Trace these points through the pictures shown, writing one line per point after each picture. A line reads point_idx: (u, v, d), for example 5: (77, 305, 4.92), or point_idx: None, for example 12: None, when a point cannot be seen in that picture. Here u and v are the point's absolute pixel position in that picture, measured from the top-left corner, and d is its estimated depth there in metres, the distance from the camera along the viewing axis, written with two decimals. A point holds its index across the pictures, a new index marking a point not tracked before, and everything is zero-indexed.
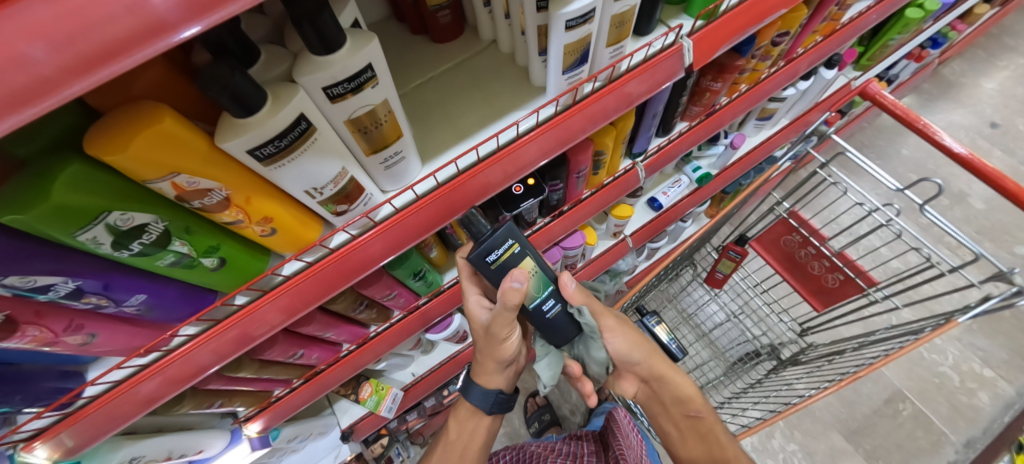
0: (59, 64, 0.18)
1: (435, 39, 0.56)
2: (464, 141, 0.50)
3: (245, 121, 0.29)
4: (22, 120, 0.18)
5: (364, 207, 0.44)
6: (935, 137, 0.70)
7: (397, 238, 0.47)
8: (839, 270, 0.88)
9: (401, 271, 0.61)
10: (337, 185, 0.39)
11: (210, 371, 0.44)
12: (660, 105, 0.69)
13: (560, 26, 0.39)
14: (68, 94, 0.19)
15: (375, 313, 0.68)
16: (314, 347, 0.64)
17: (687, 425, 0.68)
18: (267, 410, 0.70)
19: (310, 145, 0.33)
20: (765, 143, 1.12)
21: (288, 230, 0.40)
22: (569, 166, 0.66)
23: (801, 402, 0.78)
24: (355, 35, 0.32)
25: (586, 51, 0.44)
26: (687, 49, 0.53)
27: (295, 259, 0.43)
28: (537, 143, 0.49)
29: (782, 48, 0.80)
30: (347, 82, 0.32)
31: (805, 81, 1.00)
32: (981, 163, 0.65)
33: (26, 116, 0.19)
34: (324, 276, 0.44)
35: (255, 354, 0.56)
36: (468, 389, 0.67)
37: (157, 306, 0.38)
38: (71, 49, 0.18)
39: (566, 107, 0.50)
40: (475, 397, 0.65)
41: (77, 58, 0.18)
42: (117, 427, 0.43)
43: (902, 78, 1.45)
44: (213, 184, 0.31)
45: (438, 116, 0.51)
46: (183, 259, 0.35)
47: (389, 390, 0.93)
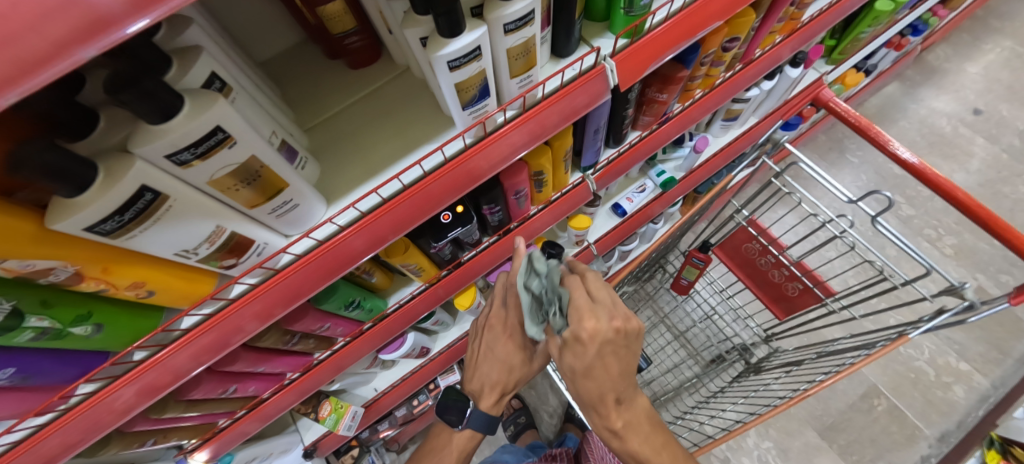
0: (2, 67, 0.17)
1: (351, 66, 0.53)
2: (371, 179, 0.47)
3: (76, 199, 0.28)
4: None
5: (258, 257, 0.42)
6: (883, 142, 0.68)
7: (303, 283, 0.45)
8: (798, 280, 0.88)
9: (330, 304, 0.60)
10: (213, 242, 0.37)
11: (189, 376, 0.44)
12: (601, 120, 0.66)
13: (442, 67, 0.36)
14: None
15: (314, 343, 0.68)
16: (249, 380, 0.63)
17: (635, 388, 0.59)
18: (213, 439, 0.69)
19: (164, 212, 0.32)
20: (731, 145, 1.09)
21: (170, 289, 0.38)
22: (505, 187, 0.64)
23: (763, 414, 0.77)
24: (197, 97, 0.30)
25: (486, 85, 0.41)
26: (611, 70, 0.51)
27: (188, 313, 0.41)
28: (509, 140, 0.48)
29: (735, 52, 0.76)
30: (193, 147, 0.30)
31: (769, 81, 0.96)
32: (931, 172, 0.62)
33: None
34: (307, 272, 0.44)
35: (180, 394, 0.55)
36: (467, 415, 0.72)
37: (34, 375, 0.36)
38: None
39: (477, 139, 0.47)
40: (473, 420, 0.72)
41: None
42: (73, 452, 0.42)
43: (882, 67, 1.39)
44: (55, 263, 0.29)
45: (346, 152, 0.49)
46: (48, 332, 0.33)
47: (349, 408, 0.92)
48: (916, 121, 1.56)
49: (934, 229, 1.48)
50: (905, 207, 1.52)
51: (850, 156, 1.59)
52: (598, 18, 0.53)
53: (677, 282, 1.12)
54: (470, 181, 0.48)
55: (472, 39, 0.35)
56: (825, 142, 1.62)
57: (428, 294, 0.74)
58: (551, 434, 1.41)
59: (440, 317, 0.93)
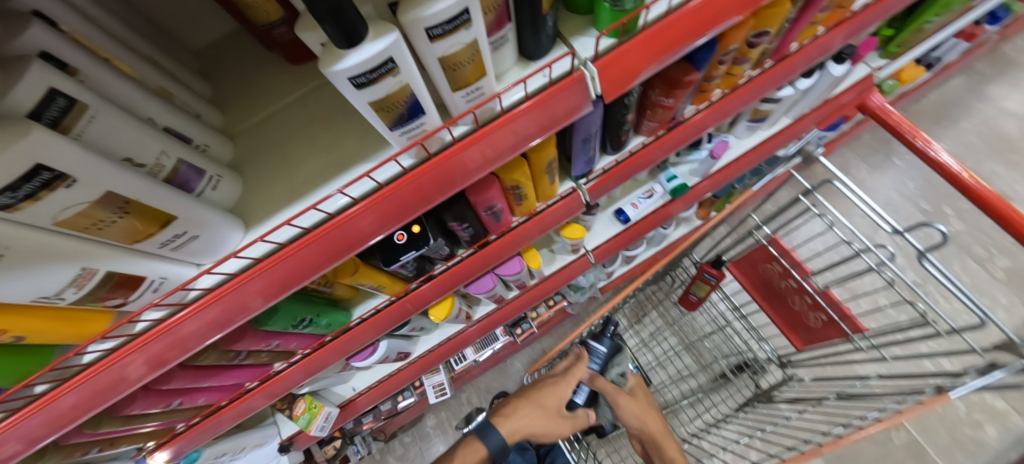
0: None
1: (287, 62, 0.45)
2: (294, 204, 0.40)
3: None
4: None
5: (156, 293, 0.37)
6: (928, 154, 0.56)
7: (212, 320, 0.39)
8: (822, 310, 0.75)
9: (276, 324, 0.54)
10: (83, 285, 0.32)
11: (216, 336, 0.40)
12: (590, 128, 0.56)
13: (344, 85, 0.28)
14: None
15: (268, 356, 0.63)
16: (197, 393, 0.60)
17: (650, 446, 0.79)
18: (171, 442, 0.68)
19: None
20: (756, 149, 0.96)
21: (47, 333, 0.33)
22: (473, 203, 0.55)
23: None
24: (9, 128, 0.23)
25: (416, 102, 0.33)
26: (592, 77, 0.41)
27: (82, 352, 0.37)
28: (526, 120, 0.41)
29: (765, 47, 0.64)
30: (12, 190, 0.24)
31: (806, 79, 0.82)
32: (992, 193, 0.51)
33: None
34: (307, 255, 0.39)
35: (116, 410, 0.52)
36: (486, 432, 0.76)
37: None
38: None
39: (423, 160, 0.40)
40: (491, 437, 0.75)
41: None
42: (121, 392, 0.40)
43: (948, 59, 1.20)
44: None
45: (271, 167, 0.42)
46: None
47: (322, 409, 0.89)
48: (980, 123, 1.36)
49: (986, 249, 1.30)
50: (955, 222, 1.34)
51: (897, 159, 1.40)
52: (581, 11, 0.43)
53: (686, 298, 1.02)
54: (457, 180, 0.41)
55: (378, 49, 0.27)
56: (870, 142, 1.44)
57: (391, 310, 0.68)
58: None
59: (417, 324, 0.88)
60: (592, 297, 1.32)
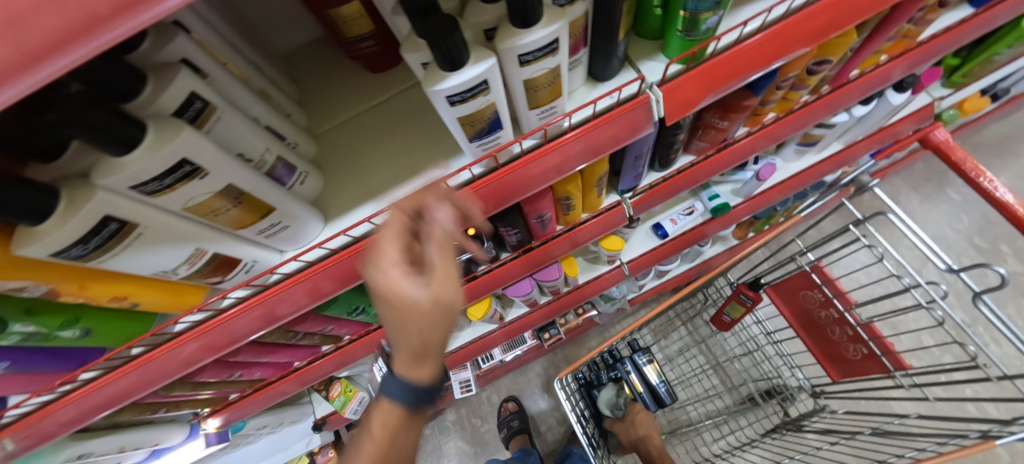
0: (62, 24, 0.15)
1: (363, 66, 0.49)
2: (370, 202, 0.44)
3: (40, 227, 0.27)
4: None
5: (246, 274, 0.41)
6: (992, 193, 0.55)
7: (290, 303, 0.43)
8: (863, 343, 0.73)
9: (334, 310, 0.58)
10: (194, 264, 0.36)
11: (245, 341, 0.45)
12: (643, 147, 0.58)
13: (441, 102, 0.31)
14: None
15: (320, 338, 0.68)
16: (255, 367, 0.65)
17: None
18: (224, 410, 0.73)
19: (135, 239, 0.30)
20: (804, 173, 0.94)
21: (155, 301, 0.38)
22: (526, 211, 0.58)
23: None
24: (163, 125, 0.27)
25: (497, 118, 0.36)
26: (656, 100, 0.43)
27: (178, 320, 0.41)
28: (587, 139, 0.42)
29: (824, 74, 0.64)
30: (160, 178, 0.28)
31: (862, 106, 0.81)
32: None
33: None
34: None
35: (187, 377, 0.57)
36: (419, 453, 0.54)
37: (29, 366, 0.38)
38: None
39: (490, 170, 0.42)
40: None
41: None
42: (148, 389, 0.45)
43: (1017, 91, 1.14)
44: (24, 283, 0.29)
45: (350, 166, 0.46)
46: (34, 335, 0.34)
47: (357, 393, 0.93)
48: None
49: None
50: (1012, 261, 1.27)
51: (952, 191, 1.34)
52: (650, 36, 0.44)
53: (718, 318, 1.01)
54: (520, 191, 0.43)
55: (477, 72, 0.30)
56: (923, 173, 1.38)
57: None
58: (557, 441, 1.38)
59: (453, 320, 0.91)
60: (620, 309, 1.32)
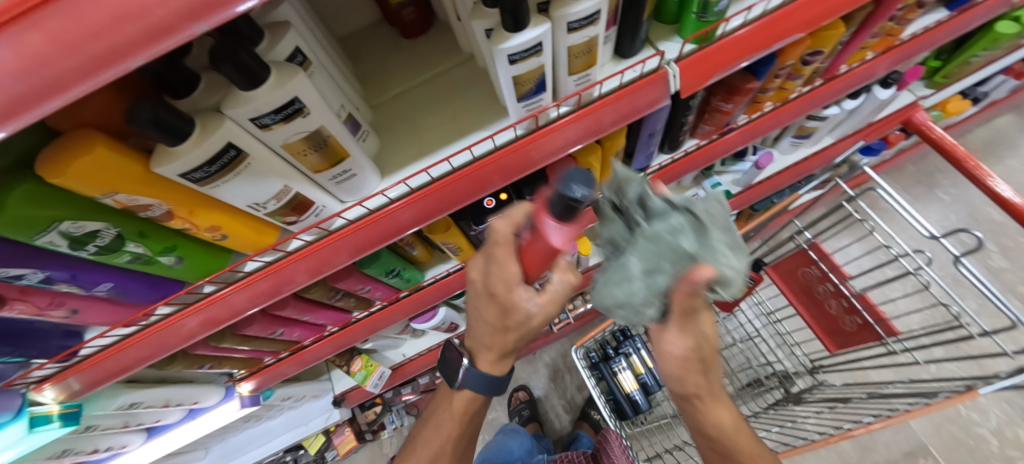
0: (171, 12, 0.21)
1: (404, 35, 0.56)
2: (423, 159, 0.49)
3: (176, 148, 0.32)
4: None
5: (315, 217, 0.47)
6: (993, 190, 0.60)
7: (351, 246, 0.48)
8: (857, 313, 0.82)
9: (373, 269, 0.64)
10: (281, 200, 0.41)
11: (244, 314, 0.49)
12: (657, 124, 0.64)
13: (503, 60, 0.37)
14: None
15: (355, 302, 0.73)
16: (294, 326, 0.69)
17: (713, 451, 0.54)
18: (258, 373, 0.78)
19: (244, 168, 0.36)
20: (800, 164, 1.02)
21: (240, 235, 0.43)
22: (550, 181, 0.64)
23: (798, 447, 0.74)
24: (282, 69, 0.33)
25: (543, 80, 0.42)
26: (672, 75, 0.49)
27: (252, 258, 0.46)
28: (616, 108, 0.49)
29: (818, 65, 0.71)
30: (275, 113, 0.34)
31: (852, 100, 0.88)
32: None
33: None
34: (445, 194, 0.48)
35: (236, 329, 0.62)
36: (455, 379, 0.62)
37: (126, 292, 0.43)
38: (73, 55, 0.21)
39: (528, 132, 0.48)
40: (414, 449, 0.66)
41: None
42: (158, 355, 0.50)
43: (995, 96, 1.24)
44: (152, 200, 0.34)
45: (404, 131, 0.51)
46: (141, 257, 0.39)
47: (378, 367, 0.98)
48: None
49: None
50: (997, 257, 1.33)
51: (940, 192, 1.42)
52: (667, 21, 0.51)
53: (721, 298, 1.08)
54: (556, 152, 0.49)
55: (534, 35, 0.36)
56: (912, 174, 1.46)
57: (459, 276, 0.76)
58: (564, 429, 1.42)
59: None
60: None
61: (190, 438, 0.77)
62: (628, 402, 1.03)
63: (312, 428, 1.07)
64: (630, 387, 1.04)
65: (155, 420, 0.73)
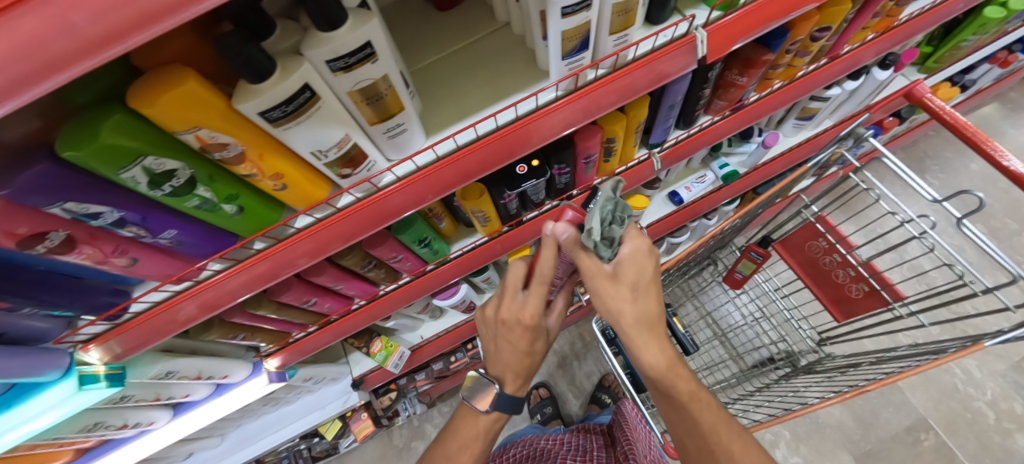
0: None
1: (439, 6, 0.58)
2: (466, 119, 0.51)
3: (257, 86, 0.34)
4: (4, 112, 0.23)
5: (367, 172, 0.48)
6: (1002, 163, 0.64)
7: (398, 203, 0.50)
8: (863, 281, 0.86)
9: (406, 237, 0.66)
10: (341, 149, 0.43)
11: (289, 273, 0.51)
12: (677, 96, 0.68)
13: (556, 13, 0.40)
14: (115, 50, 0.24)
15: (384, 273, 0.75)
16: (326, 296, 0.71)
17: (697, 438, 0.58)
18: (285, 349, 0.78)
19: (315, 111, 0.38)
20: (802, 145, 1.06)
21: (298, 186, 0.45)
22: (577, 150, 0.66)
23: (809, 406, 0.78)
24: (356, 14, 0.35)
25: (587, 37, 0.45)
26: (700, 40, 0.52)
27: (304, 213, 0.48)
28: (650, 69, 0.51)
29: (824, 43, 0.75)
30: (348, 57, 0.36)
31: (852, 81, 0.93)
32: None
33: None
34: (490, 150, 0.50)
35: (273, 295, 0.63)
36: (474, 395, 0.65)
37: (186, 241, 0.44)
38: None
39: (568, 92, 0.51)
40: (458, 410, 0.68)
41: (66, 51, 0.23)
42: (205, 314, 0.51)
43: (981, 84, 1.31)
44: (230, 140, 0.36)
45: (446, 94, 0.54)
46: (207, 203, 0.41)
47: (397, 348, 0.99)
48: (1012, 147, 1.45)
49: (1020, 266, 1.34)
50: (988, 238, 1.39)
51: (931, 177, 1.48)
52: None
53: (729, 276, 1.11)
54: (594, 111, 0.52)
55: None
56: (904, 161, 1.52)
57: (462, 261, 0.78)
58: (575, 414, 1.43)
59: (491, 275, 0.98)
60: None
61: (218, 414, 0.77)
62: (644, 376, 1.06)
63: (330, 412, 1.07)
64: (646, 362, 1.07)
65: (185, 395, 0.73)
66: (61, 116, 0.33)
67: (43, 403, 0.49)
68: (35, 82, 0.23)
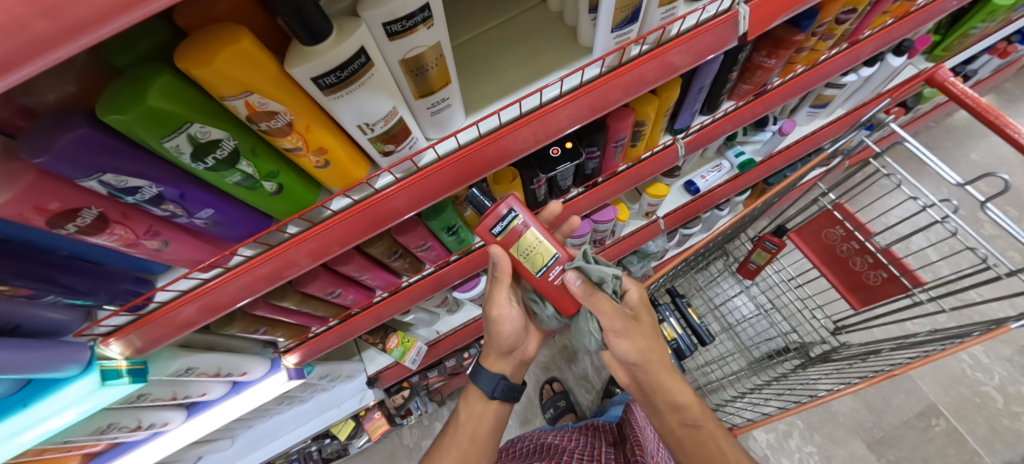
0: None
1: None
2: (507, 96, 0.50)
3: (312, 49, 0.32)
4: (60, 57, 0.21)
5: (408, 151, 0.47)
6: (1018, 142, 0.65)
7: (434, 186, 0.49)
8: (882, 268, 0.86)
9: (435, 223, 0.64)
10: (387, 123, 0.41)
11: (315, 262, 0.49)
12: (707, 78, 0.67)
13: None
14: None
15: (409, 263, 0.73)
16: (350, 287, 0.69)
17: (684, 433, 0.65)
18: (304, 345, 0.76)
19: (367, 79, 0.36)
20: (816, 133, 1.06)
21: (339, 164, 0.43)
22: (608, 132, 0.64)
23: (832, 394, 0.77)
24: None
25: (638, 9, 0.44)
26: (744, 16, 0.50)
27: (342, 194, 0.46)
28: (695, 45, 0.50)
29: (847, 27, 0.76)
30: (405, 20, 0.34)
31: (867, 68, 0.93)
32: None
33: (22, 76, 0.21)
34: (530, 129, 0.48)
35: (299, 285, 0.60)
36: (477, 375, 0.70)
37: (222, 222, 0.42)
38: None
39: (612, 68, 0.50)
40: (482, 382, 0.69)
41: None
42: (230, 306, 0.48)
43: (981, 74, 1.34)
44: (280, 108, 0.34)
45: (484, 70, 0.52)
46: (248, 179, 0.38)
47: (414, 343, 0.96)
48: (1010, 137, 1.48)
49: None
50: None
51: None
52: None
53: (744, 266, 1.10)
54: (631, 89, 0.51)
55: None
56: None
57: (463, 263, 0.75)
58: (588, 408, 1.42)
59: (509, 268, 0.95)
60: (643, 276, 1.38)
61: (236, 413, 0.74)
62: None
63: (345, 410, 1.05)
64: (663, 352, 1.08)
65: (201, 394, 0.70)
66: (99, 80, 0.31)
67: (64, 400, 0.46)
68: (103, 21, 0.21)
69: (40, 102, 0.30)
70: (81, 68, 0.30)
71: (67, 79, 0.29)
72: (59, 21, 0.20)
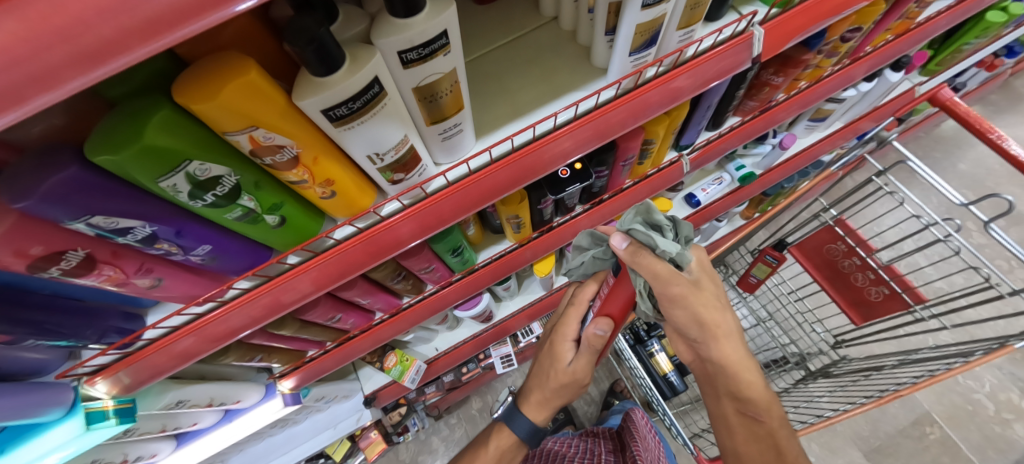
0: None
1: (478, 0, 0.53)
2: (520, 119, 0.48)
3: (324, 80, 0.29)
4: (48, 101, 0.19)
5: (417, 178, 0.45)
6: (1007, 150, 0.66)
7: (442, 214, 0.46)
8: (884, 284, 0.86)
9: (441, 246, 0.62)
10: (398, 152, 0.39)
11: (311, 297, 0.46)
12: (715, 98, 0.66)
13: (635, 4, 0.38)
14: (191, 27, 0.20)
15: (411, 284, 0.71)
16: (350, 312, 0.66)
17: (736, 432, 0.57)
18: (301, 369, 0.73)
19: (380, 110, 0.33)
20: (815, 146, 1.06)
21: (346, 194, 0.40)
22: (618, 152, 0.63)
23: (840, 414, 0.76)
24: None
25: (657, 33, 0.43)
26: (757, 39, 0.49)
27: (348, 223, 0.43)
28: (713, 65, 0.49)
29: (852, 44, 0.75)
30: (422, 48, 0.32)
31: (866, 83, 0.94)
32: None
33: (7, 121, 0.18)
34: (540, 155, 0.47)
35: (298, 313, 0.58)
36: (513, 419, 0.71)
37: (220, 256, 0.39)
38: None
39: (627, 90, 0.49)
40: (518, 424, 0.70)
41: (139, 23, 0.18)
42: (225, 342, 0.45)
43: (970, 86, 1.37)
44: (287, 141, 0.32)
45: (495, 90, 0.50)
46: (250, 213, 0.36)
47: (413, 362, 0.95)
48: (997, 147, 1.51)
49: None
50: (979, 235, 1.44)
51: None
52: None
53: (744, 279, 1.09)
54: (643, 113, 0.50)
55: None
56: None
57: (465, 282, 0.74)
58: (588, 420, 1.40)
59: (511, 284, 0.94)
60: None
61: (230, 441, 0.70)
62: (665, 383, 1.06)
63: (341, 430, 1.02)
64: (666, 369, 1.08)
65: (191, 424, 0.66)
66: (88, 112, 0.28)
67: (49, 443, 0.43)
68: (103, 61, 0.18)
69: (23, 137, 0.27)
70: (69, 100, 0.27)
71: (53, 112, 0.27)
72: (72, 48, 0.17)
